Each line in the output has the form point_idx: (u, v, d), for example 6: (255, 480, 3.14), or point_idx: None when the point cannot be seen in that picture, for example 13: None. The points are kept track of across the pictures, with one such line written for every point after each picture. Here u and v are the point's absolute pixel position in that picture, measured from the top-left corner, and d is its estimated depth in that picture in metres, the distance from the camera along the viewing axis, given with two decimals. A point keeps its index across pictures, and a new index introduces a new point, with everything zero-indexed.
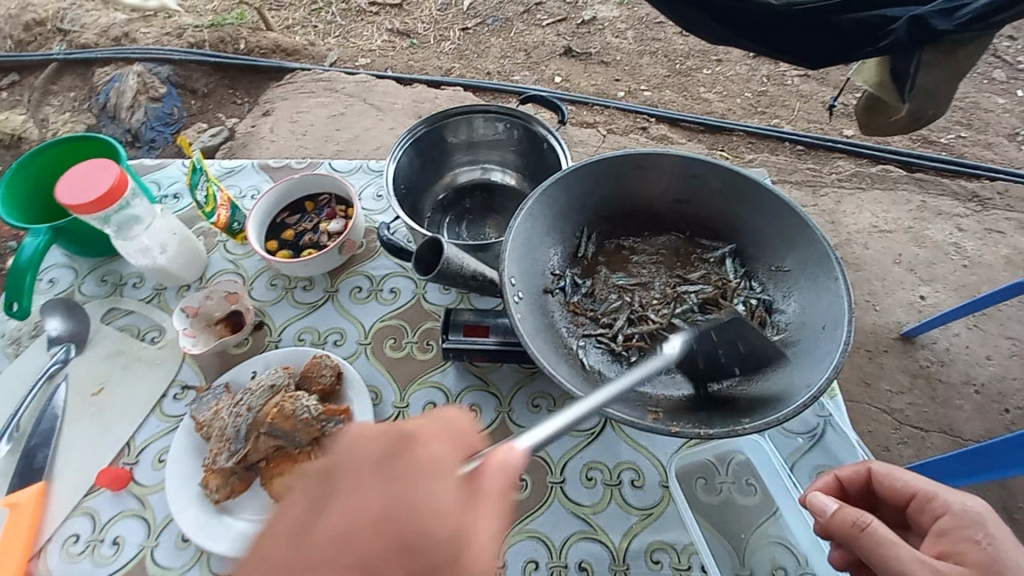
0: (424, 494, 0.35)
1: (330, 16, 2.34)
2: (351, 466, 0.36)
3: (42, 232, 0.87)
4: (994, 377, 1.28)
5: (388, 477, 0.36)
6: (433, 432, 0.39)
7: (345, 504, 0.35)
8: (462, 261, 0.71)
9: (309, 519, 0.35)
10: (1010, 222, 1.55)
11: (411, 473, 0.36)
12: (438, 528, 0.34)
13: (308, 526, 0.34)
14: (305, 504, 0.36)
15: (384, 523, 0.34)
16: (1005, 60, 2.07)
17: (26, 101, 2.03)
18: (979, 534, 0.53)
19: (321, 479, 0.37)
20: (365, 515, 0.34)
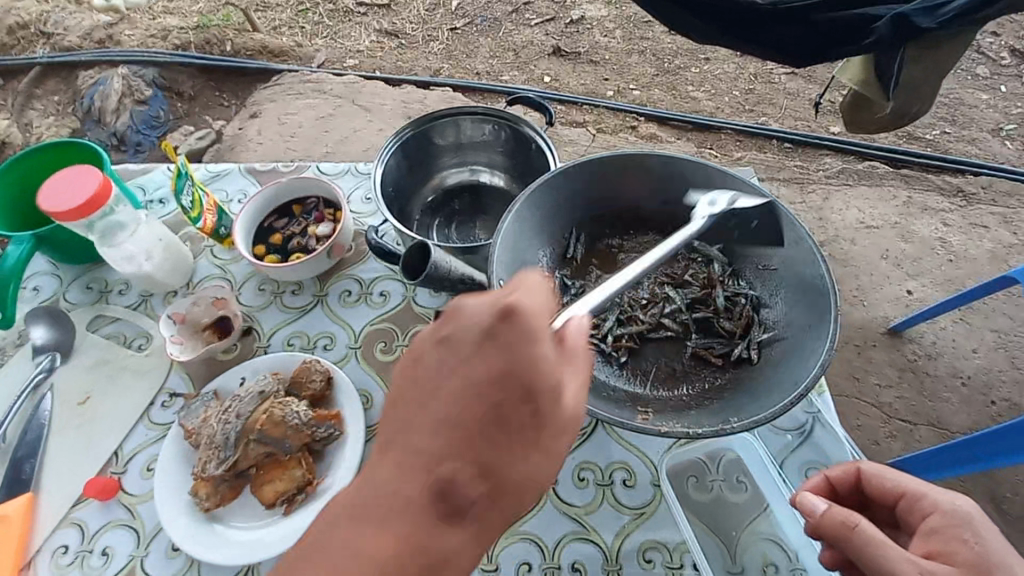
0: (532, 353, 0.41)
1: (317, 17, 2.32)
2: (464, 336, 0.42)
3: (25, 240, 0.86)
4: (980, 370, 1.30)
5: (498, 344, 0.41)
6: (531, 296, 0.42)
7: (464, 367, 0.41)
8: (451, 265, 0.71)
9: (436, 376, 0.42)
10: (994, 216, 1.57)
11: (518, 339, 0.40)
12: (548, 385, 0.41)
13: (437, 382, 0.42)
14: (429, 365, 0.43)
15: (503, 379, 0.40)
16: (988, 57, 2.09)
17: (9, 105, 2.01)
18: (967, 533, 0.54)
19: (437, 343, 0.43)
20: (486, 375, 0.40)
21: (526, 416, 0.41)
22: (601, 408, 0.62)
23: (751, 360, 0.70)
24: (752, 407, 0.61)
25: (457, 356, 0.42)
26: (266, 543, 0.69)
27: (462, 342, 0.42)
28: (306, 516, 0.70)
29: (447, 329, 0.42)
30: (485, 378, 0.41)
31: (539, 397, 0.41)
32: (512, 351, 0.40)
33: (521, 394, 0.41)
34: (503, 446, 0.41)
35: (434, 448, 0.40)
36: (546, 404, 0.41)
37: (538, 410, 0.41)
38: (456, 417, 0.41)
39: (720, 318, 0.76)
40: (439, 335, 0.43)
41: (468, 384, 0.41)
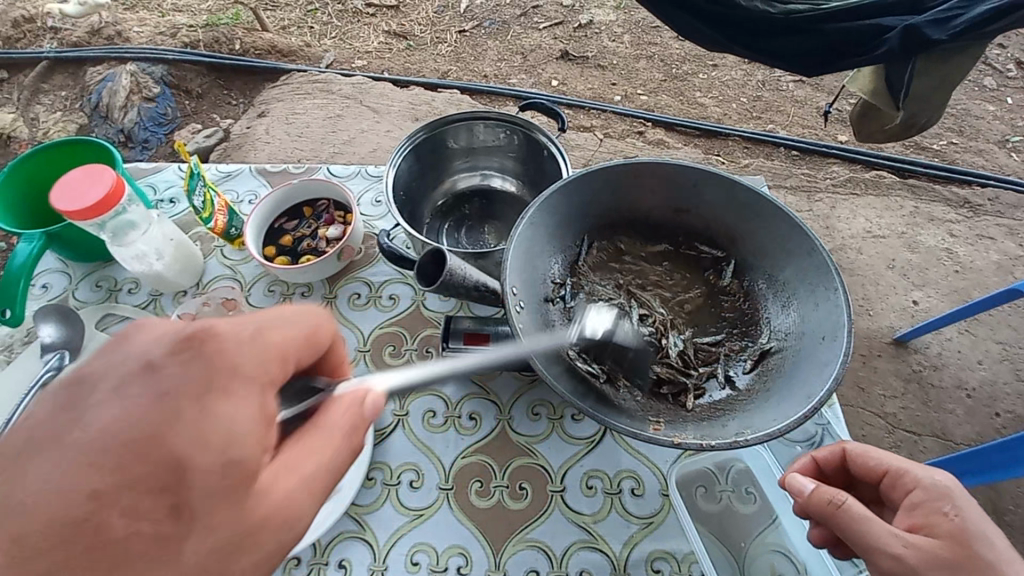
0: (223, 413, 0.33)
1: (326, 17, 2.33)
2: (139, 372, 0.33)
3: (35, 238, 0.86)
4: (985, 381, 1.29)
5: (183, 390, 0.33)
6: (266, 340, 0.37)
7: (120, 421, 0.31)
8: (464, 272, 0.71)
9: (76, 425, 0.31)
10: (1000, 228, 1.57)
11: (211, 391, 0.33)
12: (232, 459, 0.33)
13: (59, 442, 0.30)
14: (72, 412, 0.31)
15: (161, 446, 0.31)
16: (996, 68, 2.09)
17: (15, 99, 2.00)
18: (948, 506, 0.53)
19: (102, 381, 0.32)
20: (151, 425, 0.31)
21: (178, 508, 0.31)
22: (613, 417, 0.62)
23: (765, 373, 0.69)
24: (765, 420, 0.61)
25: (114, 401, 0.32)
26: None
27: (132, 381, 0.32)
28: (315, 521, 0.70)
29: (125, 364, 0.33)
30: (135, 442, 0.31)
31: (215, 479, 0.32)
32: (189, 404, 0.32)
33: (179, 473, 0.31)
34: (120, 555, 0.29)
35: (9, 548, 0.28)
36: (220, 489, 0.32)
37: (203, 501, 0.32)
38: (64, 500, 0.29)
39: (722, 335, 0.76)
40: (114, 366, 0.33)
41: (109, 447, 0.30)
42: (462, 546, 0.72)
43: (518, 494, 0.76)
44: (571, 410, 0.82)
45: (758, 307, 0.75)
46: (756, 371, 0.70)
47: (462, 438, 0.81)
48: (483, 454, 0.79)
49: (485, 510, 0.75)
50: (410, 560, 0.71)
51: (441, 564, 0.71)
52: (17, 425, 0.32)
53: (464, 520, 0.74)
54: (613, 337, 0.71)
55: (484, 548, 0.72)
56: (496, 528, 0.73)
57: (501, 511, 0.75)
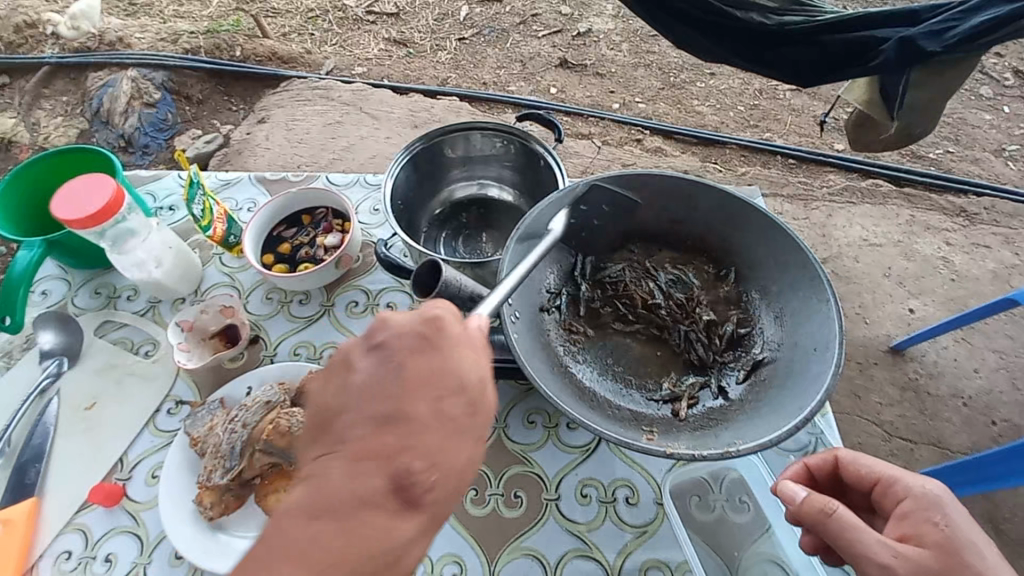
0: (456, 352, 0.47)
1: (327, 24, 2.34)
2: (397, 348, 0.46)
3: (36, 245, 0.86)
4: (981, 391, 1.30)
5: (427, 345, 0.47)
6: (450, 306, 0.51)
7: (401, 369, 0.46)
8: (460, 283, 0.71)
9: (375, 387, 0.46)
10: (996, 237, 1.58)
11: (449, 340, 0.47)
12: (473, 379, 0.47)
13: (372, 400, 0.45)
14: (369, 374, 0.46)
15: (435, 376, 0.46)
16: (991, 77, 2.11)
17: (17, 104, 2.01)
18: (937, 516, 0.54)
19: (381, 355, 0.46)
20: (421, 376, 0.46)
21: (463, 407, 0.46)
22: (608, 428, 0.62)
23: (756, 384, 0.70)
24: (756, 432, 0.61)
25: (391, 358, 0.46)
26: None
27: (396, 347, 0.46)
28: None
29: (385, 337, 0.47)
30: (419, 383, 0.45)
31: (471, 387, 0.47)
32: (435, 351, 0.47)
33: (457, 388, 0.46)
34: (443, 444, 0.45)
35: (383, 445, 0.44)
36: (478, 394, 0.47)
37: (473, 398, 0.47)
38: (396, 436, 0.44)
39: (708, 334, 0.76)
40: (383, 340, 0.47)
41: (402, 386, 0.45)
42: (457, 554, 0.72)
43: (513, 502, 0.76)
44: (567, 418, 0.83)
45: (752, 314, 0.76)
46: (749, 382, 0.71)
47: None
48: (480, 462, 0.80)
49: (480, 518, 0.75)
50: None
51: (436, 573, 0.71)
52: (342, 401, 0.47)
53: (460, 528, 0.74)
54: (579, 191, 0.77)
55: (478, 556, 0.72)
56: (491, 537, 0.74)
57: (496, 519, 0.75)
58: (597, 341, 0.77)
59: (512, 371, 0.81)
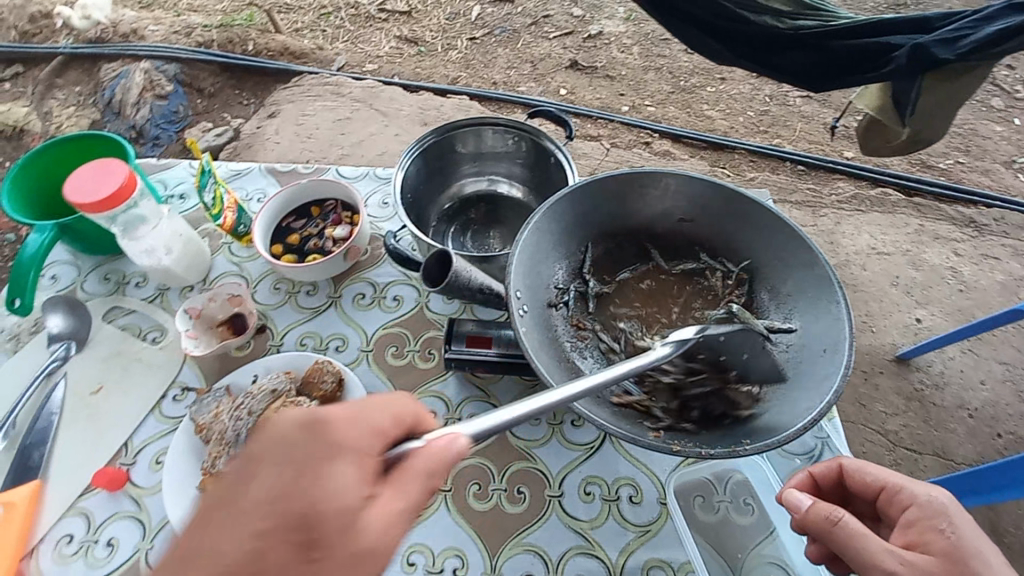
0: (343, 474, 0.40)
1: (339, 21, 2.35)
2: (268, 446, 0.40)
3: (47, 229, 0.87)
4: (987, 402, 1.29)
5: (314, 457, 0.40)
6: (376, 416, 0.44)
7: (277, 470, 0.39)
8: (470, 275, 0.72)
9: (231, 500, 0.40)
10: (1005, 249, 1.57)
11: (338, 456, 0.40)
12: (336, 506, 0.39)
13: (225, 515, 0.39)
14: (247, 466, 0.40)
15: (289, 496, 0.38)
16: (1003, 89, 2.10)
17: (30, 93, 2.03)
18: (943, 524, 0.53)
19: (256, 458, 0.41)
20: (278, 490, 0.38)
21: (305, 538, 0.38)
22: (614, 422, 0.62)
23: None
24: (764, 431, 0.61)
25: (276, 463, 0.40)
26: None
27: (286, 451, 0.40)
28: None
29: (286, 433, 0.41)
30: (274, 505, 0.38)
31: (329, 519, 0.38)
32: (316, 469, 0.39)
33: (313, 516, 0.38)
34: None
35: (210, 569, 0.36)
36: (332, 526, 0.38)
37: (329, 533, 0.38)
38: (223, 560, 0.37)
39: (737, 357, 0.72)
40: (276, 434, 0.41)
41: (262, 498, 0.39)
42: (459, 548, 0.72)
43: (516, 498, 0.76)
44: (571, 416, 0.82)
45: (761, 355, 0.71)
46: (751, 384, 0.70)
47: None
48: (484, 456, 0.80)
49: (484, 512, 0.75)
50: (407, 561, 0.72)
51: (437, 566, 0.71)
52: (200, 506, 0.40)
53: (461, 523, 0.74)
54: (590, 194, 0.79)
55: (480, 551, 0.72)
56: (493, 531, 0.73)
57: (498, 514, 0.75)
58: (604, 337, 0.77)
59: (518, 366, 0.81)
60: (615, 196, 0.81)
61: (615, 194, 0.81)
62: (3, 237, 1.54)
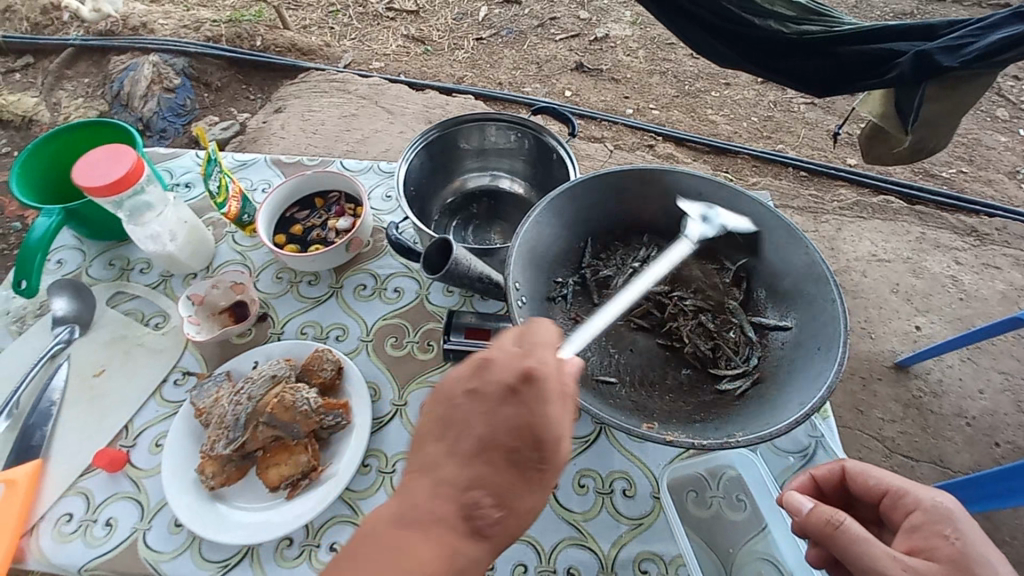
0: (549, 409, 0.46)
1: (347, 19, 2.37)
2: (494, 380, 0.47)
3: (54, 213, 0.88)
4: (985, 411, 1.29)
5: (521, 398, 0.46)
6: (548, 356, 0.49)
7: (508, 408, 0.46)
8: (470, 264, 0.73)
9: (473, 423, 0.47)
10: (1007, 258, 1.57)
11: (541, 400, 0.46)
12: (555, 434, 0.46)
13: (466, 429, 0.47)
14: (482, 401, 0.47)
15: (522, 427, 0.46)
16: (1008, 100, 2.11)
17: (39, 84, 2.05)
18: (948, 529, 0.54)
19: (487, 394, 0.47)
20: (511, 420, 0.46)
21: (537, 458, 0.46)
22: (608, 412, 0.63)
23: (759, 378, 0.70)
24: (755, 425, 0.62)
25: (481, 405, 0.47)
26: (273, 524, 0.70)
27: (488, 394, 0.47)
28: (313, 501, 0.71)
29: (478, 380, 0.48)
30: (511, 431, 0.46)
31: (548, 442, 0.46)
32: (533, 410, 0.46)
33: (531, 444, 0.46)
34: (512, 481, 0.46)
35: (460, 479, 0.46)
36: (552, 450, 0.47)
37: (546, 457, 0.47)
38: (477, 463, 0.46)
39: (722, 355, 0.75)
40: (466, 382, 0.48)
41: (503, 428, 0.46)
42: None
43: None
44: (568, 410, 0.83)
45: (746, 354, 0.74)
46: (744, 380, 0.71)
47: None
48: None
49: None
50: None
51: None
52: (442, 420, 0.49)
53: None
54: (589, 184, 0.80)
55: None
56: None
57: None
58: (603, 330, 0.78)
59: None
60: (612, 189, 0.82)
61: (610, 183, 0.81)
62: (10, 225, 1.56)
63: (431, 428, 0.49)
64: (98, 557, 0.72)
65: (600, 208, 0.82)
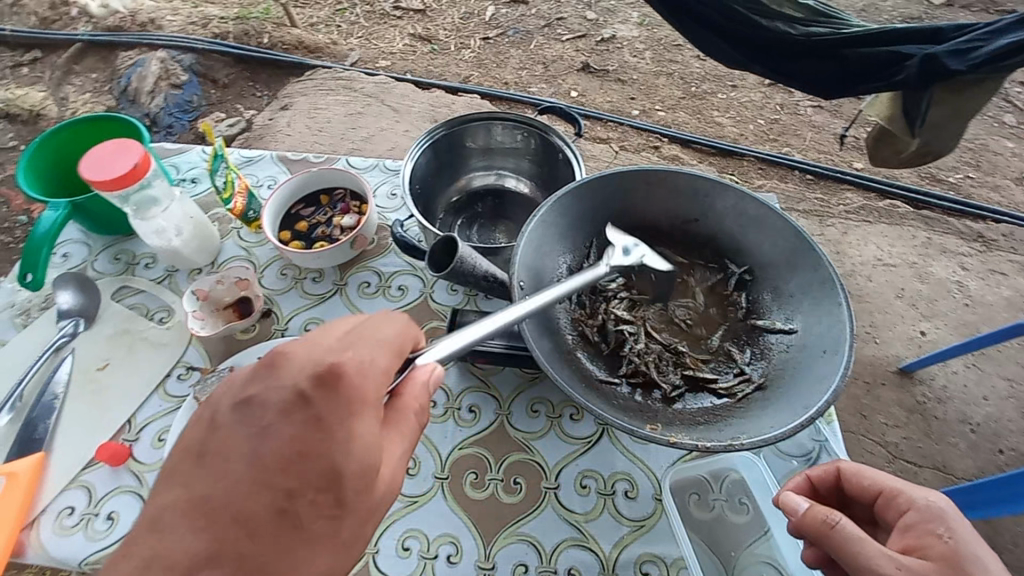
0: (347, 431, 0.42)
1: (354, 17, 2.38)
2: (276, 398, 0.41)
3: (61, 206, 0.88)
4: (990, 418, 1.28)
5: (310, 416, 0.40)
6: (366, 355, 0.45)
7: (293, 433, 0.40)
8: (475, 262, 0.73)
9: (243, 449, 0.40)
10: (1013, 265, 1.56)
11: (332, 417, 0.41)
12: (353, 465, 0.42)
13: (232, 464, 0.40)
14: (262, 422, 0.40)
15: (309, 456, 0.40)
16: (1016, 106, 2.10)
17: (47, 78, 2.05)
18: (941, 528, 0.54)
19: (267, 417, 0.40)
20: (291, 447, 0.40)
21: (323, 498, 0.41)
22: (610, 413, 0.62)
23: (763, 384, 0.69)
24: (760, 427, 0.62)
25: (259, 425, 0.40)
26: None
27: (270, 411, 0.41)
28: None
29: (259, 394, 0.41)
30: (290, 462, 0.40)
31: (343, 473, 0.41)
32: (325, 434, 0.41)
33: (318, 476, 0.40)
34: (289, 527, 0.40)
35: (209, 538, 0.37)
36: (351, 486, 0.42)
37: (339, 491, 0.41)
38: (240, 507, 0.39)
39: (722, 359, 0.75)
40: (245, 397, 0.41)
41: (282, 458, 0.40)
42: (454, 535, 0.73)
43: (512, 488, 0.76)
44: (572, 410, 0.83)
45: (750, 357, 0.73)
46: (747, 383, 0.71)
47: (461, 430, 0.82)
48: (482, 446, 0.80)
49: (478, 501, 0.76)
50: (401, 545, 0.72)
51: (431, 552, 0.72)
52: (203, 448, 0.41)
53: (457, 510, 0.75)
54: (593, 185, 0.79)
55: (474, 539, 0.72)
56: (489, 520, 0.74)
57: (494, 503, 0.75)
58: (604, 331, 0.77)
59: (522, 359, 0.82)
60: (617, 189, 0.81)
61: (614, 183, 0.80)
62: (16, 219, 1.57)
63: (188, 454, 0.41)
64: (97, 552, 0.73)
65: (603, 208, 0.82)
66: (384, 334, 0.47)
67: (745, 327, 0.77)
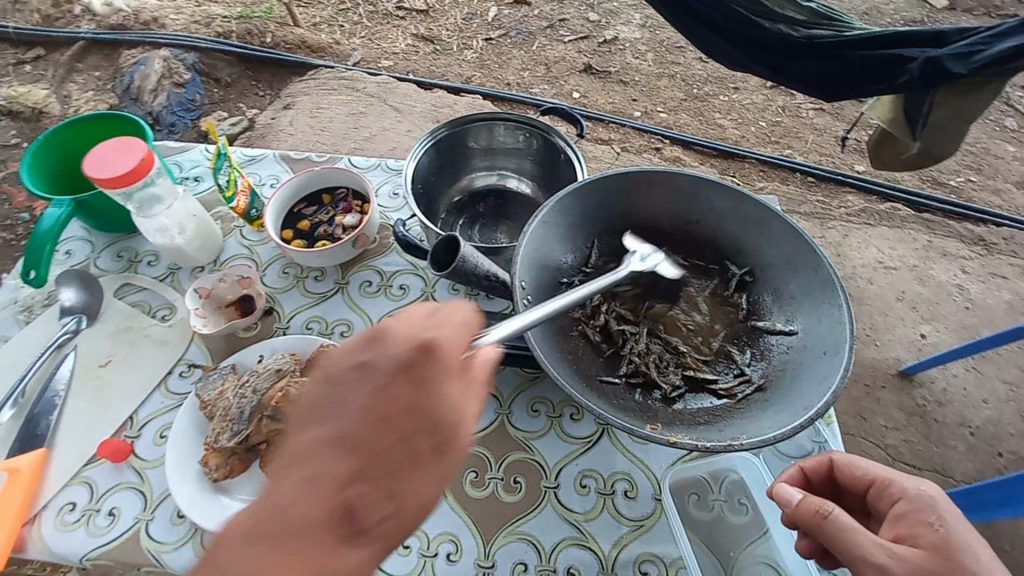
0: (440, 390, 0.46)
1: (357, 17, 2.38)
2: (383, 359, 0.46)
3: (64, 204, 0.88)
4: (989, 421, 1.29)
5: (413, 376, 0.46)
6: (450, 325, 0.48)
7: (399, 389, 0.45)
8: (477, 261, 0.73)
9: (358, 402, 0.46)
10: (1013, 268, 1.56)
11: (430, 376, 0.46)
12: (449, 417, 0.46)
13: (350, 413, 0.45)
14: (371, 379, 0.46)
15: (414, 408, 0.45)
16: (1017, 110, 2.10)
17: (50, 76, 2.06)
18: (932, 517, 0.54)
19: (376, 373, 0.46)
20: (399, 400, 0.45)
21: (430, 444, 0.46)
22: (611, 412, 0.63)
23: (763, 385, 0.70)
24: (760, 428, 0.62)
25: (369, 381, 0.46)
26: None
27: (376, 370, 0.46)
28: None
29: (369, 354, 0.47)
30: (398, 414, 0.45)
31: (441, 424, 0.46)
32: (425, 391, 0.46)
33: (424, 426, 0.46)
34: (401, 468, 0.45)
35: (342, 470, 0.44)
36: (450, 435, 0.47)
37: (441, 439, 0.46)
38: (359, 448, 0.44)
39: (723, 360, 0.75)
40: (355, 358, 0.47)
41: (390, 409, 0.45)
42: (454, 533, 0.73)
43: (512, 487, 0.77)
44: (572, 410, 0.83)
45: (750, 359, 0.74)
46: (747, 384, 0.71)
47: None
48: (483, 445, 0.80)
49: (478, 500, 0.76)
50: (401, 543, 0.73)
51: (431, 550, 0.72)
52: (326, 399, 0.47)
53: (457, 509, 0.75)
54: (594, 185, 0.80)
55: (474, 537, 0.73)
56: (489, 518, 0.74)
57: (494, 502, 0.76)
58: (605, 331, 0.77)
59: (522, 359, 0.82)
60: (617, 190, 0.82)
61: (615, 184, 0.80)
62: (18, 216, 1.57)
63: (314, 405, 0.47)
64: (99, 547, 0.73)
65: (605, 209, 0.82)
66: (460, 309, 0.50)
67: (745, 328, 0.77)
